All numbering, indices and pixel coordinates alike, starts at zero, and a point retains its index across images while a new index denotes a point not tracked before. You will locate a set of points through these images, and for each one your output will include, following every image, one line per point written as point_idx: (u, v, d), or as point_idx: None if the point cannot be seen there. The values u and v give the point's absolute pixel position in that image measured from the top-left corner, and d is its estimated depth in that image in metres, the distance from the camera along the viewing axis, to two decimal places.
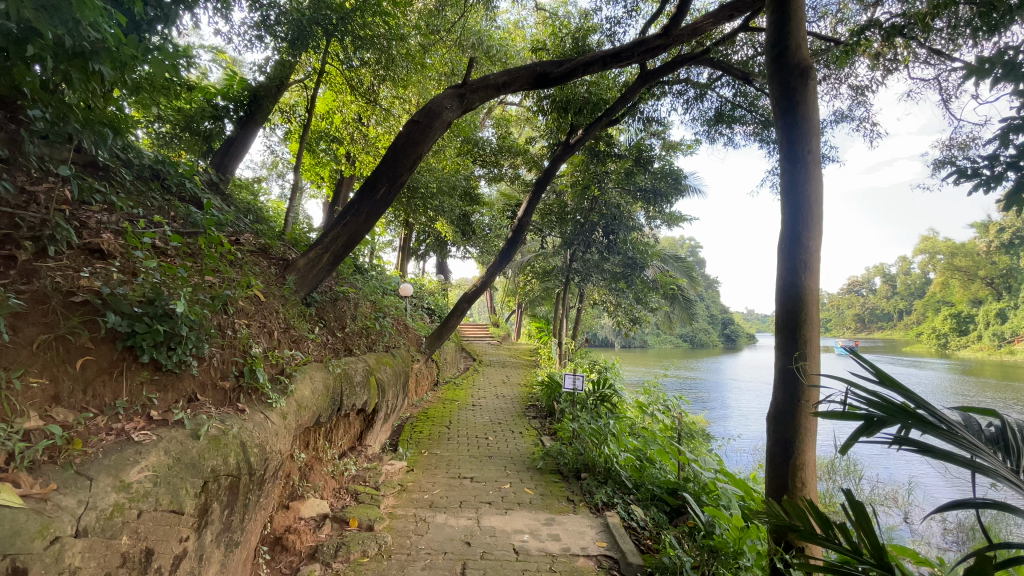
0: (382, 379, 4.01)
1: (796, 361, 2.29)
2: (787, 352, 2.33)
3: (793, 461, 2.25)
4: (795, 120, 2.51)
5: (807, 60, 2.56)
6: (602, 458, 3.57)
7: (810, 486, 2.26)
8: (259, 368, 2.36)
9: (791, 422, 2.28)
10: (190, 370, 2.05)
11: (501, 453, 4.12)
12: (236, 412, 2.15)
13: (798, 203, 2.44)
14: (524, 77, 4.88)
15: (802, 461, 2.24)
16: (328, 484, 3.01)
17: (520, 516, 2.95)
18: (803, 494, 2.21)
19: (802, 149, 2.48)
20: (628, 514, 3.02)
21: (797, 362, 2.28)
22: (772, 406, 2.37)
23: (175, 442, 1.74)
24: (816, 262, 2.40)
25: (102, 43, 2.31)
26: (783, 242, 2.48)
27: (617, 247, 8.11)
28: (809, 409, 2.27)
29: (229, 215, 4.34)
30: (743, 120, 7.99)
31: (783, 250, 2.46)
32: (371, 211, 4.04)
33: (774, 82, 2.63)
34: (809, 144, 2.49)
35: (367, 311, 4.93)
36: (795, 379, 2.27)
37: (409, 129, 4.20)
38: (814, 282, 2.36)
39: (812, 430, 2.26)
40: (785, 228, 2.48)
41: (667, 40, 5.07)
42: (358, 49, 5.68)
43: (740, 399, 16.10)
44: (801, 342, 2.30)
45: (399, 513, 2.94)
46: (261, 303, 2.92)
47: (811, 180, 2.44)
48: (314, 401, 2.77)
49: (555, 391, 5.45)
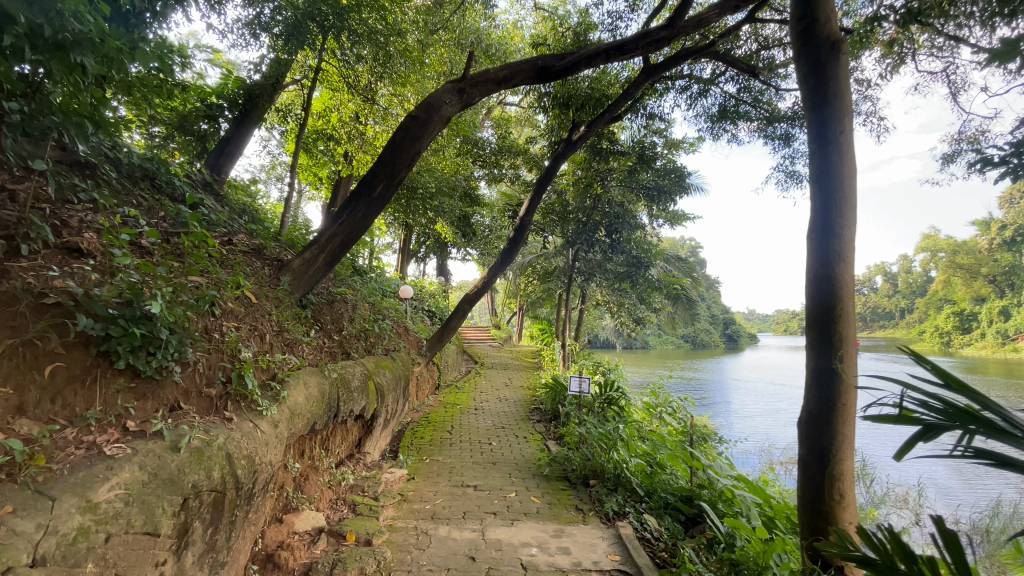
0: (382, 384, 3.87)
1: (831, 360, 2.14)
2: (821, 351, 2.19)
3: (831, 470, 2.11)
4: (825, 101, 2.36)
5: (837, 34, 2.40)
6: (611, 464, 3.42)
7: (848, 497, 2.11)
8: (248, 374, 2.20)
9: (828, 428, 2.14)
10: (172, 377, 1.90)
11: (505, 459, 3.97)
12: (222, 422, 2.00)
13: (831, 190, 2.29)
14: (525, 71, 4.75)
15: (841, 470, 2.11)
16: (324, 495, 2.86)
17: (527, 527, 2.80)
18: (842, 506, 2.08)
19: (834, 131, 2.34)
20: (641, 524, 2.87)
21: (835, 363, 2.14)
22: (805, 409, 2.23)
23: (152, 456, 1.60)
24: (850, 254, 2.25)
25: (86, 34, 2.21)
26: (814, 233, 2.33)
27: (621, 246, 7.96)
28: (847, 414, 2.13)
29: (222, 215, 4.20)
30: (748, 116, 7.85)
31: (815, 241, 2.31)
32: (368, 210, 3.89)
33: (802, 59, 2.47)
34: (841, 127, 2.33)
35: (366, 313, 4.78)
36: (833, 382, 2.12)
37: (407, 124, 4.07)
38: (850, 275, 2.21)
39: (850, 437, 2.12)
40: (816, 218, 2.33)
41: (671, 31, 4.93)
42: (355, 46, 5.55)
43: (745, 400, 15.93)
44: (838, 341, 2.15)
45: (398, 525, 2.79)
46: (252, 304, 2.78)
47: (844, 166, 2.30)
48: (309, 408, 2.62)
49: (561, 394, 5.29)
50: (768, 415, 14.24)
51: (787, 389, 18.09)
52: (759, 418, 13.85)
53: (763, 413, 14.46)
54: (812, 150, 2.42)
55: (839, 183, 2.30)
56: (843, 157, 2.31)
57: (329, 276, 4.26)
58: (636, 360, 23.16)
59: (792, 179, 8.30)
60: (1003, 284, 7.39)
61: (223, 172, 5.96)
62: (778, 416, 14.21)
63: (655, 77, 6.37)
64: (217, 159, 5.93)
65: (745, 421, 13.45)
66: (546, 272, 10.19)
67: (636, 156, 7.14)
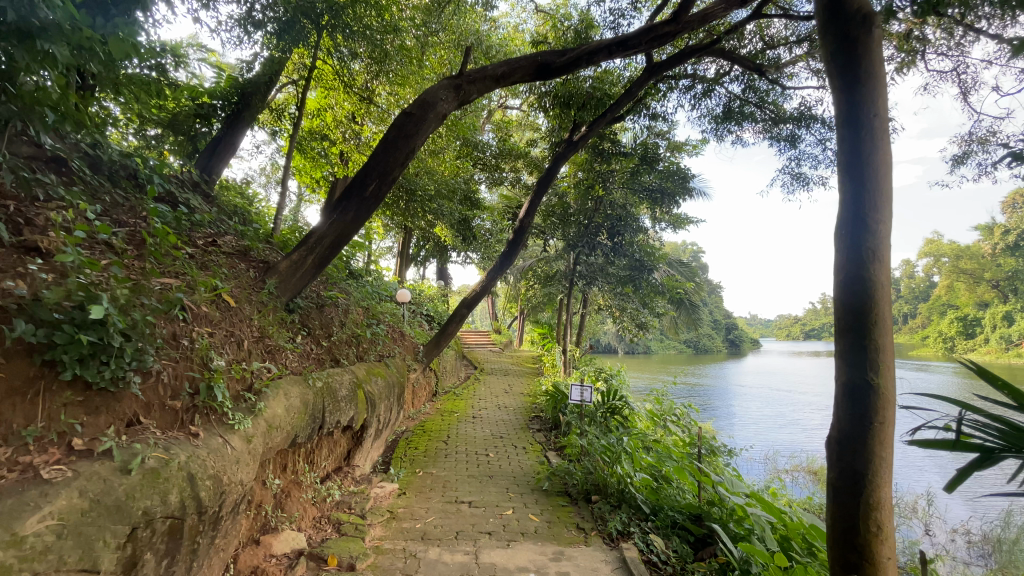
0: (373, 392, 3.68)
1: (866, 373, 1.93)
2: (855, 363, 1.96)
3: (866, 499, 1.89)
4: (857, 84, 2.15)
5: (868, 9, 2.19)
6: (614, 478, 3.23)
7: (886, 530, 1.88)
8: (219, 385, 2.02)
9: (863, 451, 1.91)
10: (130, 389, 1.72)
11: (503, 472, 3.77)
12: (187, 438, 1.82)
13: (864, 182, 2.08)
14: (524, 67, 4.59)
15: (877, 499, 1.88)
16: (306, 514, 2.67)
17: (524, 549, 2.60)
18: (880, 541, 1.85)
19: (866, 117, 2.13)
20: (647, 545, 2.68)
21: (871, 378, 1.91)
22: (835, 429, 2.00)
23: (97, 480, 1.42)
24: (887, 254, 2.03)
25: (56, 23, 2.07)
26: (845, 231, 2.12)
27: (623, 249, 7.78)
28: (885, 435, 1.91)
29: (209, 215, 4.04)
30: (753, 117, 7.69)
31: (846, 240, 2.10)
32: (359, 210, 3.72)
33: (829, 37, 2.27)
34: (874, 112, 2.12)
35: (358, 317, 4.60)
36: (868, 399, 1.91)
37: (401, 121, 3.90)
38: (886, 278, 1.99)
39: (887, 462, 1.90)
40: (847, 213, 2.12)
41: (676, 26, 4.76)
42: (351, 43, 5.40)
43: (748, 406, 15.69)
44: (874, 352, 1.93)
45: (386, 547, 2.60)
46: (231, 308, 2.60)
47: (878, 155, 2.09)
48: (288, 420, 2.44)
49: (561, 402, 5.10)
50: (772, 422, 14.00)
51: (791, 395, 17.84)
52: (763, 425, 13.61)
53: (767, 420, 14.22)
54: (841, 139, 2.20)
55: (872, 174, 2.08)
56: (876, 146, 2.11)
57: (319, 279, 4.08)
58: (638, 365, 22.92)
59: (798, 181, 8.11)
60: (1014, 289, 7.21)
61: (213, 171, 5.79)
62: (782, 423, 13.98)
63: (658, 75, 6.21)
64: (207, 158, 5.76)
65: (750, 428, 13.20)
66: (547, 276, 10.03)
67: (640, 157, 6.97)
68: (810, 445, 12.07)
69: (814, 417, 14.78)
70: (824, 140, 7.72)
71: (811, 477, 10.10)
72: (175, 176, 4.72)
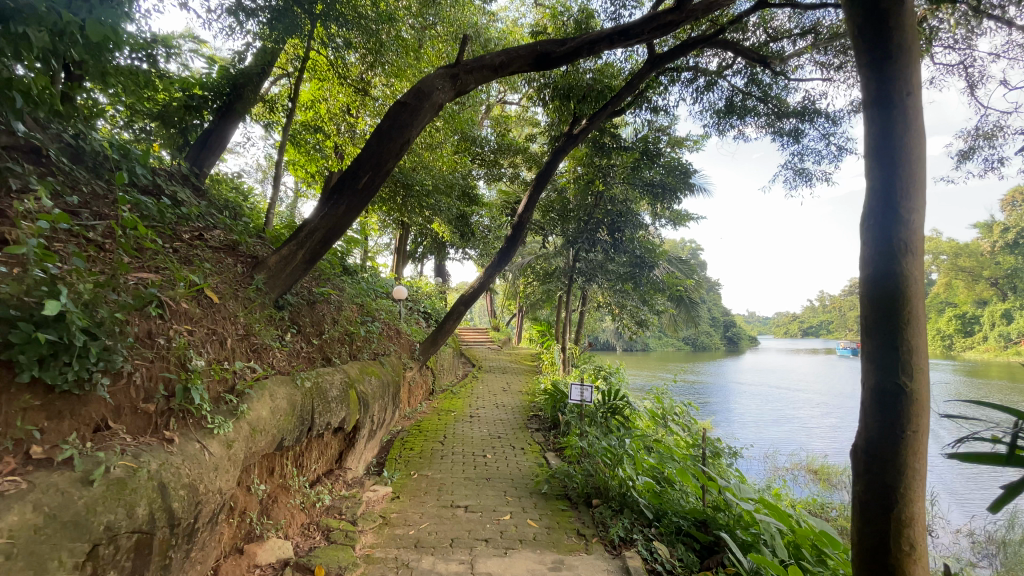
0: (366, 392, 3.56)
1: (896, 366, 1.61)
2: (881, 365, 1.64)
3: (896, 514, 1.58)
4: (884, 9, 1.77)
5: None
6: (616, 481, 3.12)
7: (920, 550, 1.57)
8: (196, 387, 1.90)
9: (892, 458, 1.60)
10: (98, 392, 1.59)
11: (500, 474, 3.66)
12: (160, 445, 1.69)
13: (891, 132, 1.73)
14: (524, 57, 4.45)
15: (910, 514, 1.57)
16: (294, 520, 2.55)
17: (522, 558, 2.49)
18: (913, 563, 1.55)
19: (895, 50, 1.75)
20: (650, 553, 2.56)
21: (902, 372, 1.59)
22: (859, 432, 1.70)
23: (54, 492, 1.29)
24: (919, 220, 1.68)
25: None
26: (873, 207, 1.75)
27: (624, 246, 7.64)
28: (918, 438, 1.59)
29: (197, 208, 3.91)
30: (756, 111, 7.56)
31: (873, 218, 1.74)
32: (351, 204, 3.58)
33: None
34: (903, 44, 1.75)
35: (352, 314, 4.47)
36: (898, 396, 1.59)
37: (396, 111, 3.77)
38: (919, 249, 1.65)
39: (921, 470, 1.58)
40: (871, 171, 1.77)
41: (680, 14, 4.60)
42: (345, 33, 5.26)
43: (748, 404, 15.61)
44: (904, 340, 1.60)
45: (377, 555, 2.48)
46: (215, 305, 2.47)
47: (908, 97, 1.72)
48: (274, 423, 2.32)
49: (560, 401, 4.99)
50: (772, 421, 13.92)
51: (790, 393, 17.78)
52: (763, 424, 13.54)
53: (767, 418, 14.14)
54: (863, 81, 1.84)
55: (902, 121, 1.72)
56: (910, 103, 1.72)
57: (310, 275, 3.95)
58: (637, 362, 22.83)
59: (801, 177, 7.99)
60: (1018, 287, 7.12)
61: (204, 164, 5.65)
62: (782, 422, 13.90)
63: (660, 67, 6.11)
64: (197, 151, 5.62)
65: (749, 426, 13.13)
66: (546, 273, 9.92)
67: (641, 151, 6.82)
68: (810, 443, 12.00)
69: (813, 415, 14.72)
70: (828, 135, 7.60)
71: (811, 475, 10.03)
72: (163, 169, 4.58)
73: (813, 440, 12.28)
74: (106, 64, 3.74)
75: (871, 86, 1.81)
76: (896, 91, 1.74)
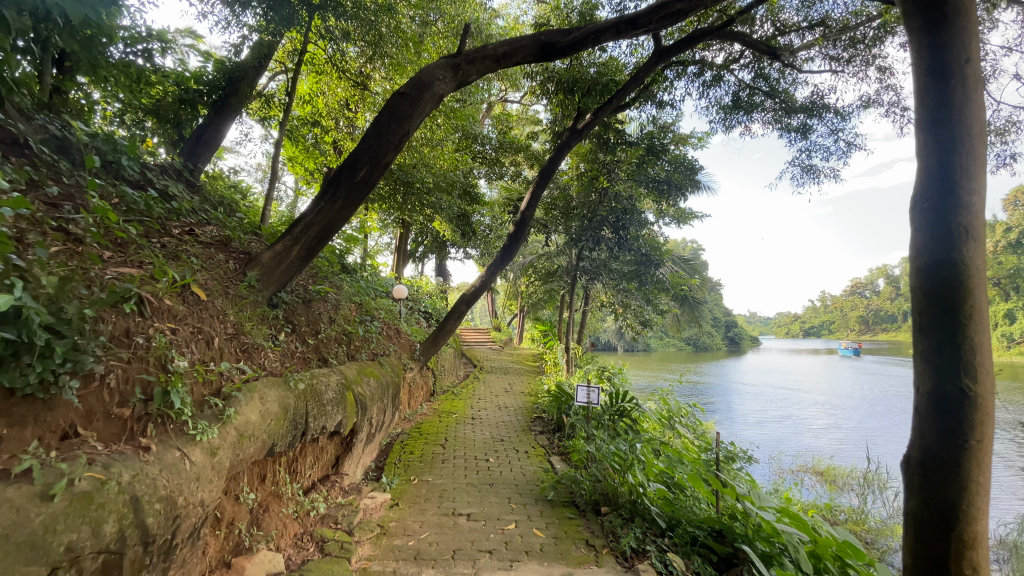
0: (364, 394, 3.41)
1: (957, 373, 1.49)
2: (937, 363, 1.54)
3: (961, 534, 1.46)
4: None
5: None
6: (625, 488, 2.98)
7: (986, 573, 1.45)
8: (177, 390, 1.76)
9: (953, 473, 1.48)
10: (65, 396, 1.45)
11: (504, 479, 3.51)
12: (135, 454, 1.55)
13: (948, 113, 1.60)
14: (527, 47, 4.31)
15: (975, 534, 1.45)
16: (287, 530, 2.42)
17: (528, 571, 2.34)
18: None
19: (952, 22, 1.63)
20: (664, 566, 2.41)
21: (963, 378, 1.47)
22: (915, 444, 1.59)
23: (8, 509, 1.15)
24: (982, 209, 1.55)
25: None
26: (926, 193, 1.64)
27: (628, 243, 7.29)
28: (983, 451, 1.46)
29: (189, 203, 3.77)
30: (763, 106, 7.40)
31: (926, 204, 1.63)
32: (349, 198, 3.44)
33: None
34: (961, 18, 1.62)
35: (350, 313, 4.32)
36: (960, 405, 1.47)
37: (395, 101, 3.62)
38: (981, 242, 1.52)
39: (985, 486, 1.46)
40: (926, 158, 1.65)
41: (689, 3, 4.43)
42: (344, 26, 5.12)
43: (752, 405, 15.46)
44: (968, 344, 1.48)
45: (374, 569, 2.33)
46: (202, 302, 2.33)
47: (967, 78, 1.60)
48: (264, 428, 2.17)
49: (565, 403, 4.85)
50: (776, 422, 13.76)
51: (794, 394, 17.62)
52: (767, 424, 13.39)
53: (771, 419, 13.99)
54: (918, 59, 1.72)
55: (960, 99, 1.59)
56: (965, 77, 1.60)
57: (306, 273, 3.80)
58: (639, 363, 22.68)
59: (809, 173, 7.84)
60: None
61: (200, 159, 5.53)
62: (787, 422, 13.74)
63: (666, 60, 5.98)
64: (192, 146, 5.49)
65: (753, 427, 12.98)
66: (548, 273, 9.79)
67: (646, 147, 6.69)
68: (815, 445, 11.85)
69: (818, 416, 14.55)
70: (836, 130, 7.45)
71: (818, 477, 9.89)
72: (156, 165, 4.45)
73: (818, 442, 12.13)
74: (98, 55, 3.55)
75: (925, 65, 1.68)
76: (951, 68, 1.62)
